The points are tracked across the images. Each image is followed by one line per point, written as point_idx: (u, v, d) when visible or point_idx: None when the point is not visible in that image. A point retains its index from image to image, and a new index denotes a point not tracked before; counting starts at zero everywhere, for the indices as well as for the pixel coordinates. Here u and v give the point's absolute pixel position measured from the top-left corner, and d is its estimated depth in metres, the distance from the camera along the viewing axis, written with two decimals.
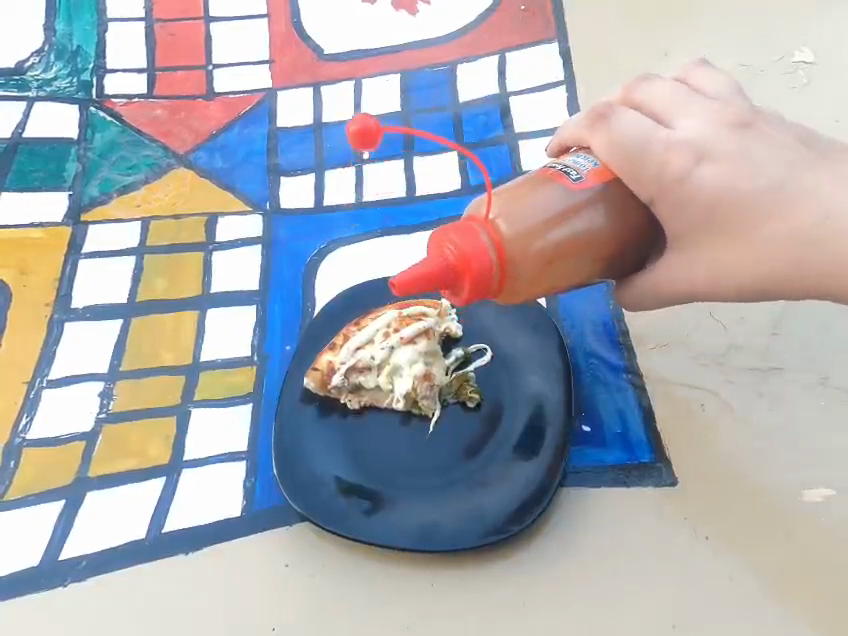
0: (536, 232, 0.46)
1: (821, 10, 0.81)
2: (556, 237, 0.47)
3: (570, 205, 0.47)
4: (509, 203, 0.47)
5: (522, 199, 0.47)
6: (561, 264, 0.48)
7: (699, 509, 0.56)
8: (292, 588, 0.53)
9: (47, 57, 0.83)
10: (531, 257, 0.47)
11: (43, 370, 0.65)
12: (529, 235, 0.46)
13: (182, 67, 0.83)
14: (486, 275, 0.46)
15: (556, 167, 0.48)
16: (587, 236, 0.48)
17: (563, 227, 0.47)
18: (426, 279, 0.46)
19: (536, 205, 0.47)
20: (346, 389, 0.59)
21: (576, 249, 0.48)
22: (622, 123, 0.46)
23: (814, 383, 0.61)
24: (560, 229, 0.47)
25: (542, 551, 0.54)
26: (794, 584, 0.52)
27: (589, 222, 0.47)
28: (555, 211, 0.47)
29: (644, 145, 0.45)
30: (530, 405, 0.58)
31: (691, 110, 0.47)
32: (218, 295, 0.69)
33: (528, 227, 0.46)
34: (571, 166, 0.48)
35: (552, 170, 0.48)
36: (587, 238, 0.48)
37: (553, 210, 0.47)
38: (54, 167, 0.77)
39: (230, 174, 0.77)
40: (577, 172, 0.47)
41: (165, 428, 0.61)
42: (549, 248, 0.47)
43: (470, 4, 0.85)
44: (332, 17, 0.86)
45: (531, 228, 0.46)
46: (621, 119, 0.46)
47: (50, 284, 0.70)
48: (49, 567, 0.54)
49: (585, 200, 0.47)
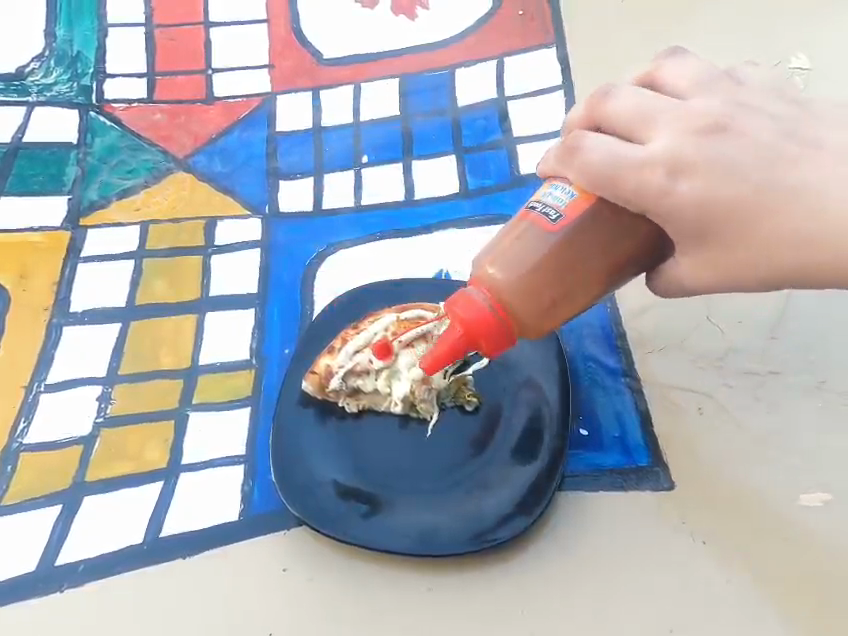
0: (537, 285, 0.47)
1: (819, 14, 0.81)
2: (557, 279, 0.47)
3: (557, 247, 0.47)
4: (502, 261, 0.48)
5: (514, 252, 0.48)
6: (572, 298, 0.48)
7: (697, 512, 0.55)
8: (289, 592, 0.53)
9: (47, 62, 0.84)
10: (537, 307, 0.48)
11: (41, 374, 0.65)
12: (531, 289, 0.48)
13: (182, 71, 0.84)
14: (495, 334, 0.49)
15: (535, 207, 0.47)
16: (580, 270, 0.47)
17: (559, 268, 0.47)
18: (444, 350, 0.51)
19: (528, 256, 0.47)
20: (344, 392, 0.59)
21: (579, 284, 0.48)
22: (592, 146, 0.44)
23: (812, 387, 0.61)
24: (557, 272, 0.47)
25: (539, 555, 0.54)
26: (791, 588, 0.52)
27: (581, 256, 0.47)
28: (547, 256, 0.47)
29: (618, 167, 0.44)
30: (529, 408, 0.58)
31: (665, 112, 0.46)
32: (217, 299, 0.69)
33: (528, 282, 0.47)
34: (549, 204, 0.46)
35: (533, 212, 0.47)
36: (588, 268, 0.47)
37: (539, 255, 0.47)
38: (54, 172, 0.77)
39: (229, 178, 0.77)
40: (556, 210, 0.46)
41: (163, 431, 0.61)
42: (554, 294, 0.48)
43: (470, 9, 0.85)
44: (332, 22, 0.87)
45: (532, 283, 0.47)
46: (593, 140, 0.45)
47: (49, 288, 0.70)
48: (46, 571, 0.54)
49: (573, 236, 0.46)
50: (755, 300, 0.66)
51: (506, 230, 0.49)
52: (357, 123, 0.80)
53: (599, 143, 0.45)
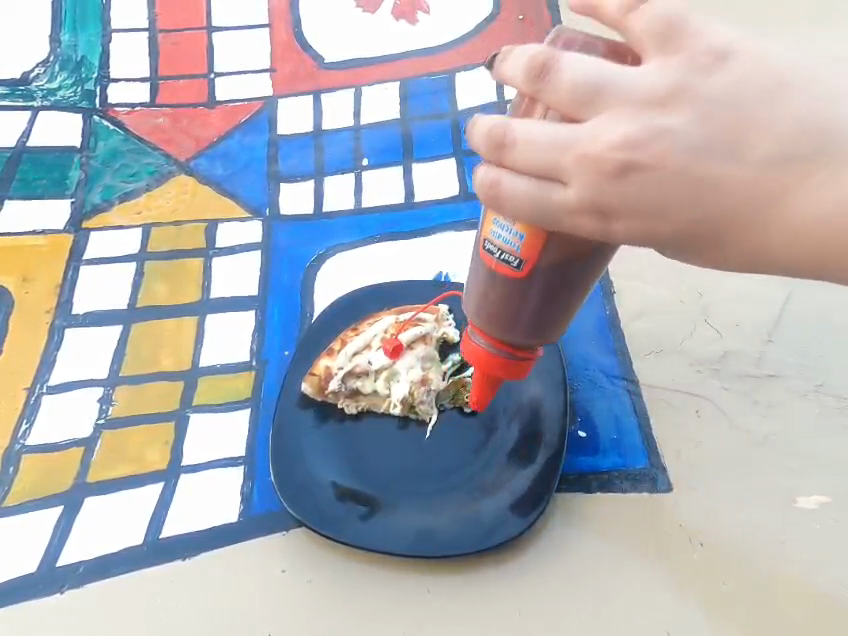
0: (514, 317, 0.44)
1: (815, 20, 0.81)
2: (531, 306, 0.43)
3: (523, 285, 0.42)
4: (477, 295, 0.45)
5: (484, 288, 0.44)
6: (557, 317, 0.44)
7: (695, 515, 0.55)
8: (288, 594, 0.53)
9: (52, 67, 0.84)
10: (517, 337, 0.45)
11: (44, 376, 0.65)
12: (510, 322, 0.44)
13: (184, 76, 0.84)
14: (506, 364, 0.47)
15: (493, 251, 0.41)
16: (559, 289, 0.42)
17: (530, 299, 0.43)
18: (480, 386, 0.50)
19: (498, 293, 0.43)
20: (343, 394, 0.59)
21: (562, 297, 0.43)
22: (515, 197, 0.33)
23: (809, 390, 0.61)
24: (528, 301, 0.43)
25: (537, 557, 0.54)
26: (789, 591, 0.52)
27: (553, 285, 0.42)
28: (518, 291, 0.42)
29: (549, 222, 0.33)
30: (528, 410, 0.58)
31: (578, 132, 0.31)
32: (218, 300, 0.69)
33: (505, 316, 0.44)
34: (504, 249, 0.40)
35: (493, 256, 0.42)
36: (565, 286, 0.42)
37: (508, 292, 0.43)
38: (58, 175, 0.78)
39: (230, 180, 0.78)
40: (514, 256, 0.40)
41: (163, 433, 0.61)
42: (535, 322, 0.44)
43: (470, 13, 0.86)
44: (333, 25, 0.87)
45: (509, 316, 0.44)
46: (515, 189, 0.33)
47: (51, 291, 0.70)
48: (47, 572, 0.54)
49: (537, 274, 0.41)
50: (752, 304, 0.66)
51: (477, 259, 0.45)
52: (358, 126, 0.80)
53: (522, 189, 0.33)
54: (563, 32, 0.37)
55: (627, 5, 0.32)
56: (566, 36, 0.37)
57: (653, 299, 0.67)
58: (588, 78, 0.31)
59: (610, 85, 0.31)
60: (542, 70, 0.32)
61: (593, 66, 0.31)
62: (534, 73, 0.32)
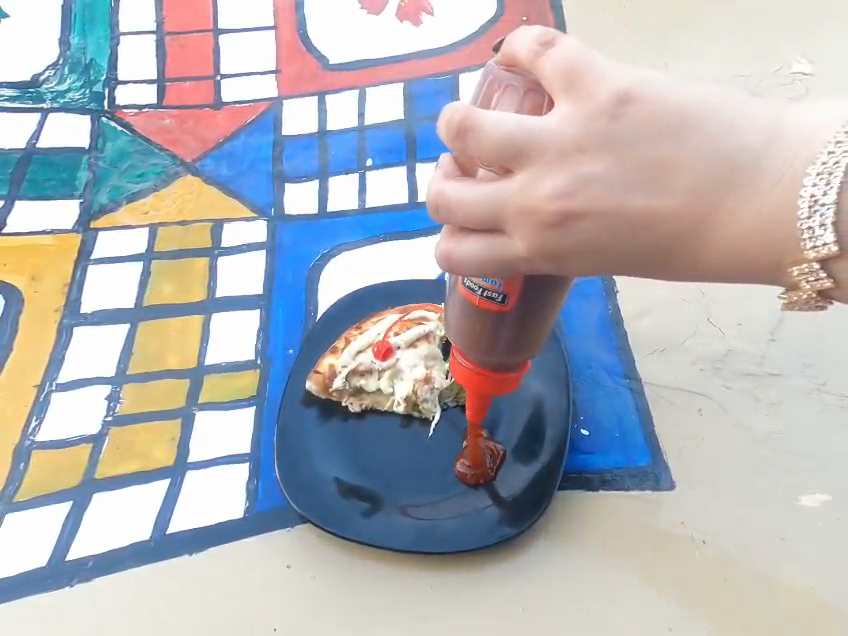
0: (492, 346, 0.44)
1: (820, 19, 0.81)
2: (511, 334, 0.43)
3: (500, 316, 0.42)
4: (452, 326, 0.45)
5: (460, 316, 0.44)
6: (535, 341, 0.44)
7: (697, 513, 0.55)
8: (291, 591, 0.54)
9: (61, 70, 0.85)
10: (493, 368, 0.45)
11: (52, 374, 0.66)
12: (486, 354, 0.45)
13: (191, 78, 0.85)
14: (493, 382, 0.46)
15: (474, 289, 0.41)
16: (530, 322, 0.43)
17: (505, 331, 0.43)
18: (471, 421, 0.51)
19: (476, 322, 0.43)
20: (347, 392, 0.60)
21: (532, 331, 0.43)
22: (468, 258, 0.35)
23: (811, 389, 0.61)
24: (504, 333, 0.43)
25: (539, 556, 0.54)
26: (790, 589, 0.52)
27: (528, 315, 0.42)
28: (497, 319, 0.42)
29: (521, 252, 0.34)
30: (531, 406, 0.59)
31: (507, 191, 0.33)
32: (224, 299, 0.70)
33: (482, 345, 0.44)
34: (486, 287, 0.41)
35: (473, 293, 0.42)
36: (541, 311, 0.42)
37: (484, 324, 0.43)
38: (67, 176, 0.79)
39: (236, 180, 0.79)
40: (497, 293, 0.40)
41: (168, 431, 0.62)
42: (513, 347, 0.44)
43: (474, 13, 0.86)
44: (339, 28, 0.88)
45: (487, 345, 0.44)
46: (467, 251, 0.35)
47: (61, 290, 0.71)
48: (56, 567, 0.55)
49: (516, 305, 0.41)
50: (754, 304, 0.66)
51: (451, 289, 0.44)
52: (361, 126, 0.81)
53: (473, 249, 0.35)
54: (495, 77, 0.36)
55: (534, 52, 0.33)
56: (502, 83, 0.36)
57: (655, 299, 0.67)
58: (503, 136, 0.32)
59: (526, 138, 0.32)
60: (460, 131, 0.33)
61: (507, 120, 0.32)
62: (453, 135, 0.33)
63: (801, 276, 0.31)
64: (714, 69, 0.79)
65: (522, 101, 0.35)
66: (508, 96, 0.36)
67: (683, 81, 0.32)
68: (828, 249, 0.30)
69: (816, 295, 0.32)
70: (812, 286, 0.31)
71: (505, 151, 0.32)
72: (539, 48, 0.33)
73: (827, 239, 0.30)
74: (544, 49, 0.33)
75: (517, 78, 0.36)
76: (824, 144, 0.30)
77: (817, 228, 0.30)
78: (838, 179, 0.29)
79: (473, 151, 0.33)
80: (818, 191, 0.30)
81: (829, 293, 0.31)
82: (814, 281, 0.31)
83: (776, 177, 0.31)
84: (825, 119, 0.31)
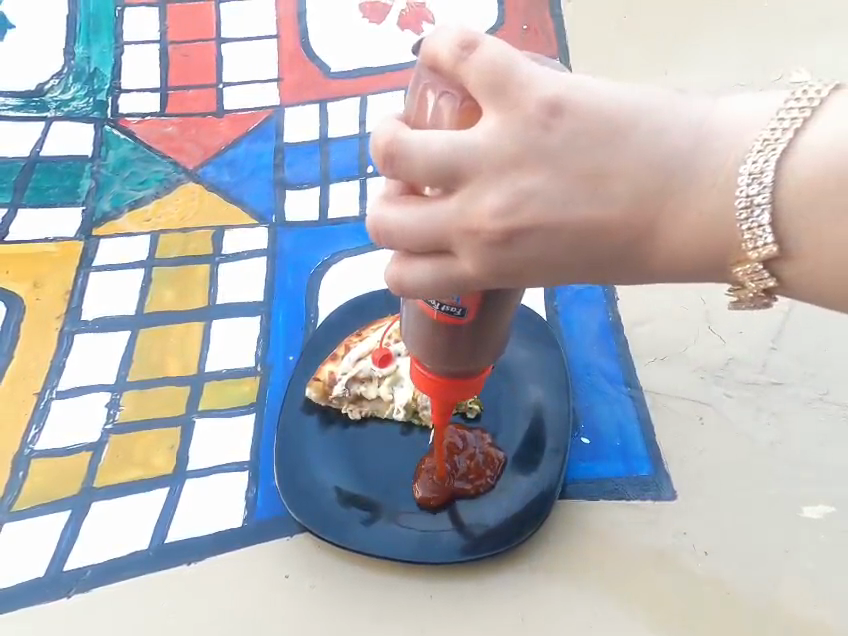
0: (449, 357, 0.44)
1: (822, 26, 0.81)
2: (468, 345, 0.43)
3: (457, 330, 0.42)
4: (411, 340, 0.45)
5: (416, 325, 0.43)
6: (490, 353, 0.44)
7: (699, 524, 0.55)
8: (285, 600, 0.53)
9: (65, 79, 0.86)
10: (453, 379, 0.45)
11: (53, 382, 0.66)
12: (447, 365, 0.44)
13: (193, 86, 0.86)
14: (453, 388, 0.46)
15: (433, 304, 0.41)
16: (487, 333, 0.43)
17: (462, 344, 0.43)
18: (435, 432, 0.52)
19: (433, 333, 0.43)
20: (347, 399, 0.59)
21: (488, 343, 0.43)
22: (420, 279, 0.35)
23: (814, 399, 0.61)
24: (461, 346, 0.43)
25: (539, 567, 0.54)
26: (792, 601, 0.51)
27: (484, 327, 0.42)
28: (455, 331, 0.42)
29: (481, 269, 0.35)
30: (531, 415, 0.58)
31: (448, 211, 0.33)
32: (224, 306, 0.70)
33: (439, 355, 0.44)
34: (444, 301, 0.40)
35: (431, 307, 0.41)
36: (497, 322, 0.42)
37: (441, 337, 0.43)
38: (70, 184, 0.79)
39: (238, 188, 0.79)
40: (456, 307, 0.40)
41: (168, 438, 0.62)
42: (469, 357, 0.44)
43: (476, 22, 0.86)
44: (341, 37, 0.88)
45: (444, 355, 0.44)
46: (417, 273, 0.35)
47: (62, 297, 0.71)
48: (55, 577, 0.54)
49: (473, 319, 0.41)
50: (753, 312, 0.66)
51: (406, 301, 0.44)
52: (363, 134, 0.81)
53: (423, 271, 0.35)
54: (431, 84, 0.35)
55: (456, 56, 0.32)
56: (439, 89, 0.35)
57: (656, 306, 0.67)
58: (433, 156, 0.32)
59: (456, 156, 0.32)
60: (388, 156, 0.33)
61: (434, 142, 0.32)
62: (384, 164, 0.33)
63: (746, 276, 0.32)
64: (714, 77, 0.79)
65: (462, 106, 0.34)
66: (444, 102, 0.35)
67: (667, 97, 0.32)
68: (768, 250, 0.31)
69: (761, 293, 0.32)
70: (757, 285, 0.32)
71: (439, 174, 0.32)
72: (462, 52, 0.32)
73: (767, 239, 0.30)
74: (466, 53, 0.32)
75: (449, 83, 0.34)
76: (752, 142, 0.31)
77: (756, 228, 0.30)
78: (769, 179, 0.30)
79: (405, 175, 0.33)
80: (752, 192, 0.30)
81: (774, 291, 0.32)
82: (758, 281, 0.32)
83: (712, 178, 0.31)
84: (753, 112, 0.31)
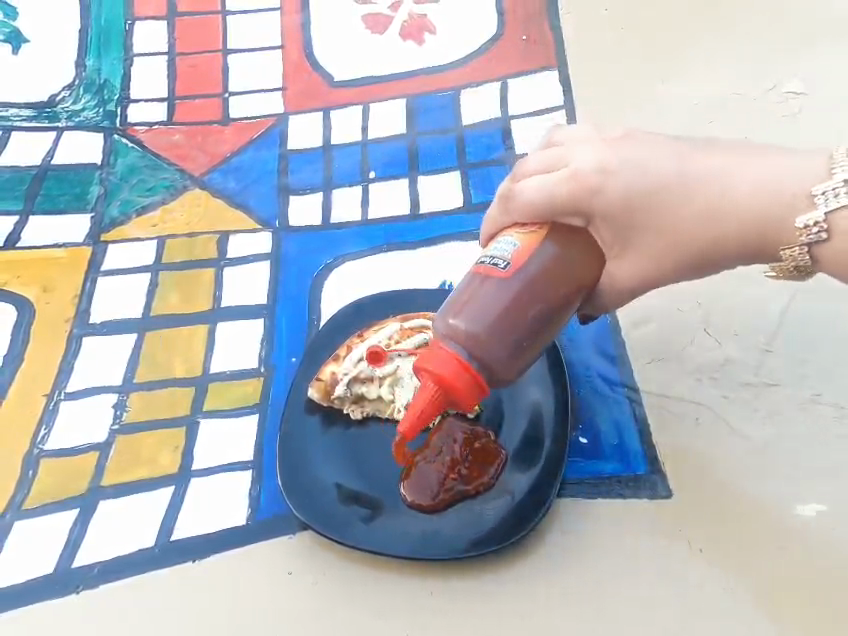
0: (510, 313, 0.48)
1: (814, 34, 0.82)
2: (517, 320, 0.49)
3: (506, 288, 0.48)
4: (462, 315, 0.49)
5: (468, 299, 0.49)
6: (528, 353, 0.50)
7: (694, 523, 0.55)
8: (288, 595, 0.54)
9: (76, 90, 0.88)
10: (484, 376, 0.49)
11: (61, 384, 0.67)
12: (486, 351, 0.48)
13: (200, 96, 0.88)
14: (468, 381, 0.48)
15: (484, 261, 0.50)
16: (531, 306, 0.48)
17: (508, 309, 0.48)
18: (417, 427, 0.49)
19: (484, 296, 0.49)
20: (349, 399, 0.60)
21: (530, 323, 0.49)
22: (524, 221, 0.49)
23: (807, 400, 0.61)
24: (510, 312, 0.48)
25: (536, 563, 0.55)
26: (783, 597, 0.52)
27: (530, 294, 0.48)
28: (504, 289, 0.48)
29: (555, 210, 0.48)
30: (529, 415, 0.59)
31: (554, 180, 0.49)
32: (228, 309, 0.71)
33: (493, 326, 0.48)
34: (498, 256, 0.49)
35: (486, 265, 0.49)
36: (558, 269, 0.49)
37: (490, 295, 0.48)
38: (79, 192, 0.81)
39: (243, 193, 0.81)
40: (505, 258, 0.49)
41: (173, 439, 0.63)
42: (515, 349, 0.49)
43: (477, 32, 0.88)
44: (344, 47, 0.90)
45: (497, 327, 0.48)
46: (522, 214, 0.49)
47: (71, 301, 0.73)
48: (63, 573, 0.56)
49: (519, 276, 0.48)
50: (748, 313, 0.67)
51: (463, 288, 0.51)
52: (365, 140, 0.83)
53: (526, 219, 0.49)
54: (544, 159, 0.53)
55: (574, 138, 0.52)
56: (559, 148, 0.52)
57: (652, 308, 0.68)
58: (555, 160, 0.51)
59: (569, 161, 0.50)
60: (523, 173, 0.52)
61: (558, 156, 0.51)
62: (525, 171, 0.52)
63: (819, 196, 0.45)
64: (710, 87, 0.80)
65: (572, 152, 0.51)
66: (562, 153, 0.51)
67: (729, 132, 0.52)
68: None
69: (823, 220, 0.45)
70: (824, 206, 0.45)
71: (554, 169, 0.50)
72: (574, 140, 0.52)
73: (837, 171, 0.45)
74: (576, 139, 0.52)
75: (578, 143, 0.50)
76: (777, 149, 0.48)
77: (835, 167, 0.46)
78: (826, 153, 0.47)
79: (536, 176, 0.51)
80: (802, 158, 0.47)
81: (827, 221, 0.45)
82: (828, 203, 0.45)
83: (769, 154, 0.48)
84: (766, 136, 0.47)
